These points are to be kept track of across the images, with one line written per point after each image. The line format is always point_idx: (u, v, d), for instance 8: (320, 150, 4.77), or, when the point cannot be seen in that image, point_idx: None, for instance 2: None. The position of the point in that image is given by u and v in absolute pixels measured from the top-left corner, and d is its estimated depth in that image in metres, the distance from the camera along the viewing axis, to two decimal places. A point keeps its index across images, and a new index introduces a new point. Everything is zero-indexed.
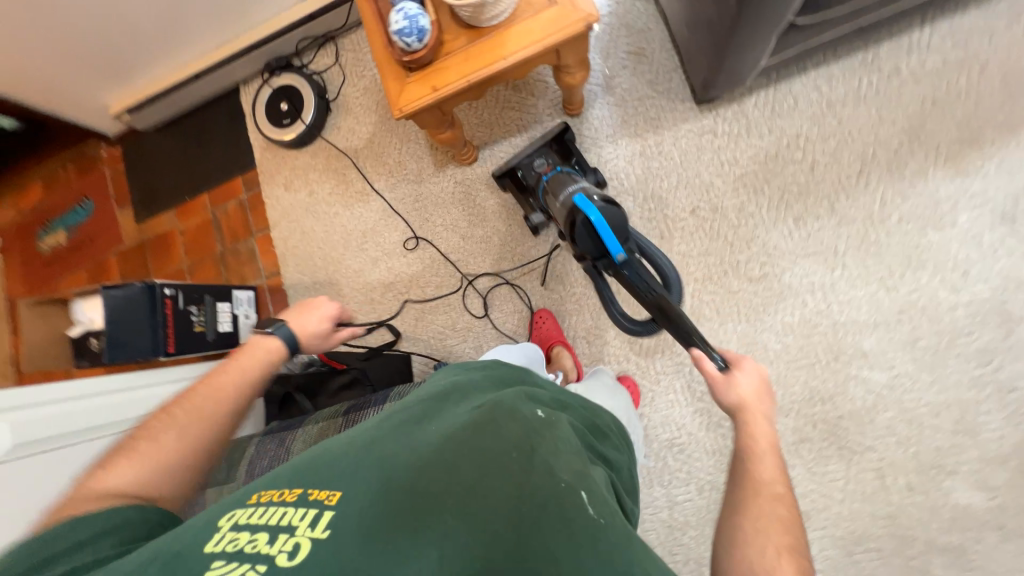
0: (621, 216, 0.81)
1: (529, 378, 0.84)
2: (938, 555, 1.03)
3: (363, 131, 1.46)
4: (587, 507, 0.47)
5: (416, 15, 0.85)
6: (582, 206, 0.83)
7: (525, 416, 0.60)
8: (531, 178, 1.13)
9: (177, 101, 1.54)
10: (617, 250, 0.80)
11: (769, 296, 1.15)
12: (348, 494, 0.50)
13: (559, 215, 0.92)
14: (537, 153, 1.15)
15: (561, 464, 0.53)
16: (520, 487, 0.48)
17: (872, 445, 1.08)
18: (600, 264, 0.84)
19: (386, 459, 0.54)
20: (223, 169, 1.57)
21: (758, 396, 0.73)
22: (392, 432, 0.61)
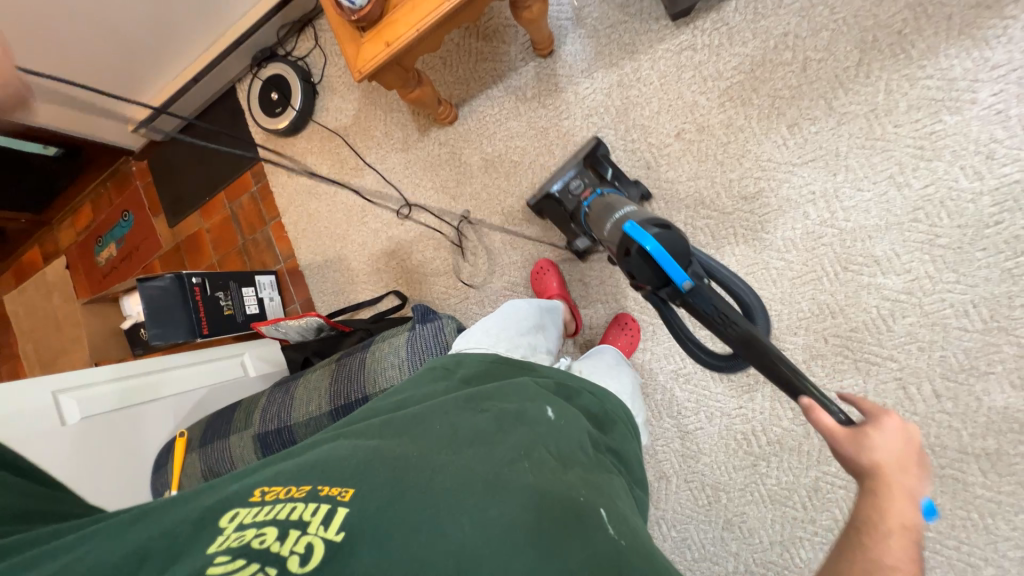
0: (680, 241, 0.76)
1: (532, 370, 0.82)
2: (975, 462, 0.96)
3: (349, 108, 1.50)
4: (608, 529, 0.47)
5: None
6: (635, 235, 0.78)
7: (539, 429, 0.60)
8: (570, 202, 1.10)
9: (183, 108, 1.65)
10: (682, 278, 0.73)
11: (766, 212, 1.08)
12: (360, 486, 0.46)
13: (610, 245, 0.88)
14: (573, 174, 1.10)
15: (579, 481, 0.53)
16: (540, 500, 0.47)
17: (892, 355, 1.01)
18: (665, 294, 0.78)
19: (396, 457, 0.51)
20: (233, 166, 1.67)
21: (906, 465, 0.49)
22: (400, 432, 0.58)
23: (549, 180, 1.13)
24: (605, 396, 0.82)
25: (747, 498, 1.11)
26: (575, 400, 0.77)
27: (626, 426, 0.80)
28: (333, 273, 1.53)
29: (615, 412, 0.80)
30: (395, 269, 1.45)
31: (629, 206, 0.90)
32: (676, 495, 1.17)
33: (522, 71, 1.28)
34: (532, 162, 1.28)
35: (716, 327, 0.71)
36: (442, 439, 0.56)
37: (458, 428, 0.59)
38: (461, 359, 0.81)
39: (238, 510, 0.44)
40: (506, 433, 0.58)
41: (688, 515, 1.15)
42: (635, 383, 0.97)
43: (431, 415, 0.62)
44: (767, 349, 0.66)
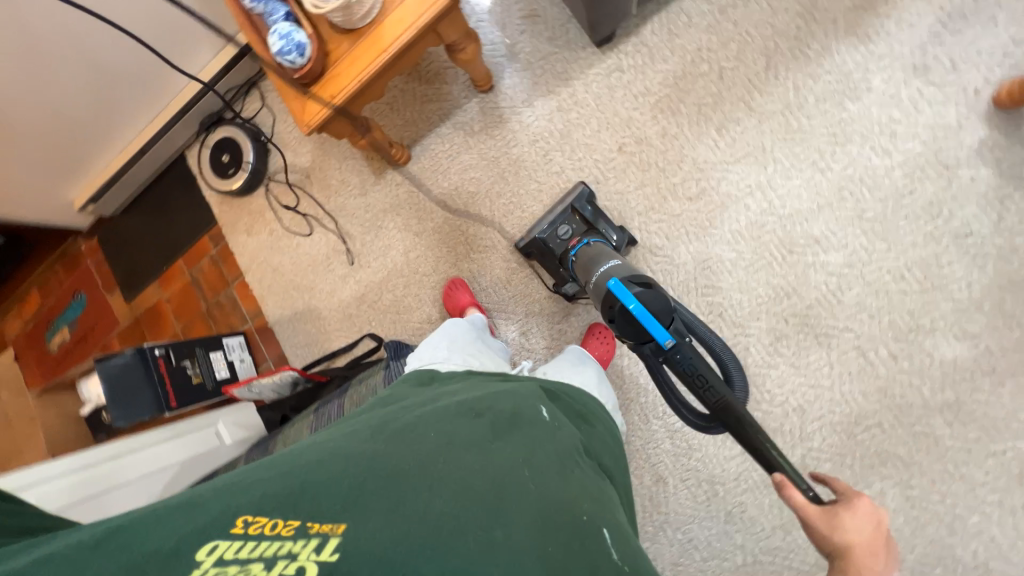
0: (661, 300, 0.83)
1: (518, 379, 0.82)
2: (940, 414, 1.02)
3: (303, 161, 1.52)
4: (612, 553, 0.49)
5: (290, 32, 0.90)
6: (618, 295, 0.85)
7: (537, 438, 0.61)
8: (556, 246, 1.15)
9: (132, 180, 1.62)
10: (665, 337, 0.80)
11: (711, 209, 1.16)
12: (355, 515, 0.45)
13: (596, 299, 0.95)
14: (560, 218, 1.16)
15: (580, 495, 0.55)
16: (544, 520, 0.49)
17: (848, 325, 1.07)
18: (648, 350, 0.84)
19: (390, 474, 0.50)
20: (190, 232, 1.65)
21: (873, 546, 0.61)
22: (391, 442, 0.56)
23: (535, 225, 1.18)
24: (579, 394, 0.86)
25: (743, 486, 1.13)
26: (562, 403, 0.78)
27: (604, 420, 0.84)
28: (305, 325, 1.50)
29: (593, 411, 0.83)
30: (367, 312, 1.44)
31: (613, 259, 0.98)
32: (676, 495, 1.17)
33: (467, 108, 1.34)
34: (489, 191, 1.32)
35: (696, 389, 0.77)
36: (438, 445, 0.56)
37: (453, 435, 0.58)
38: (449, 377, 0.82)
39: (217, 542, 0.42)
40: (504, 443, 0.58)
41: (690, 513, 1.16)
42: (599, 373, 1.00)
43: (422, 423, 0.61)
44: (744, 416, 0.73)
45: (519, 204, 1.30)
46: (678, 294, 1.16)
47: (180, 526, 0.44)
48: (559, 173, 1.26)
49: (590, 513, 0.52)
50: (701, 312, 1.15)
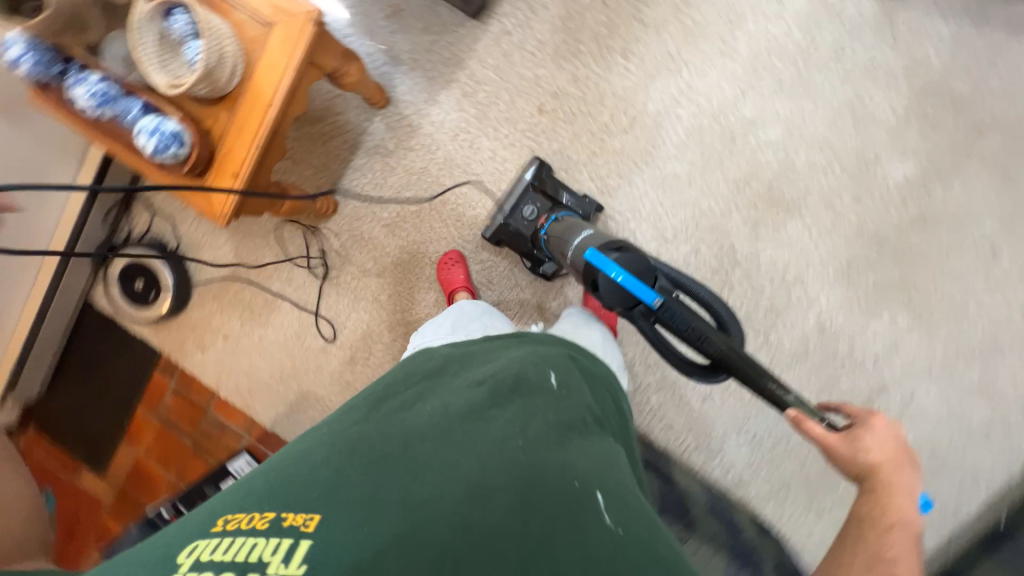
0: (642, 261, 0.82)
1: (538, 340, 0.80)
2: (912, 230, 1.10)
3: (226, 252, 1.38)
4: (604, 519, 0.53)
5: (158, 125, 0.77)
6: (597, 265, 0.83)
7: (539, 407, 0.63)
8: (524, 227, 1.13)
9: (43, 350, 1.41)
10: (652, 297, 0.80)
11: (648, 133, 1.16)
12: (333, 508, 0.48)
13: (573, 270, 0.93)
14: (522, 199, 1.14)
15: (577, 462, 0.58)
16: (532, 494, 0.52)
17: (808, 187, 1.12)
18: (636, 314, 0.83)
19: (380, 460, 0.54)
20: (138, 375, 1.48)
21: (885, 457, 0.76)
22: (389, 425, 0.60)
23: (501, 208, 1.17)
24: (590, 356, 0.84)
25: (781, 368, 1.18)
26: (579, 363, 0.79)
27: (613, 384, 0.82)
28: (306, 413, 1.39)
29: (604, 372, 0.83)
30: (365, 372, 1.35)
31: (587, 229, 0.96)
32: (726, 403, 1.21)
33: (373, 130, 1.26)
34: (432, 202, 1.26)
35: (694, 343, 0.80)
36: (430, 429, 0.58)
37: (451, 410, 0.61)
38: (466, 346, 0.80)
39: (199, 545, 0.47)
40: (503, 414, 0.61)
41: (744, 412, 1.21)
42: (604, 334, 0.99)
43: (423, 402, 0.64)
44: (743, 359, 0.79)
45: (468, 203, 1.25)
46: (652, 224, 1.17)
47: (195, 527, 0.51)
48: (492, 157, 1.22)
49: (581, 479, 0.56)
50: (679, 232, 1.17)
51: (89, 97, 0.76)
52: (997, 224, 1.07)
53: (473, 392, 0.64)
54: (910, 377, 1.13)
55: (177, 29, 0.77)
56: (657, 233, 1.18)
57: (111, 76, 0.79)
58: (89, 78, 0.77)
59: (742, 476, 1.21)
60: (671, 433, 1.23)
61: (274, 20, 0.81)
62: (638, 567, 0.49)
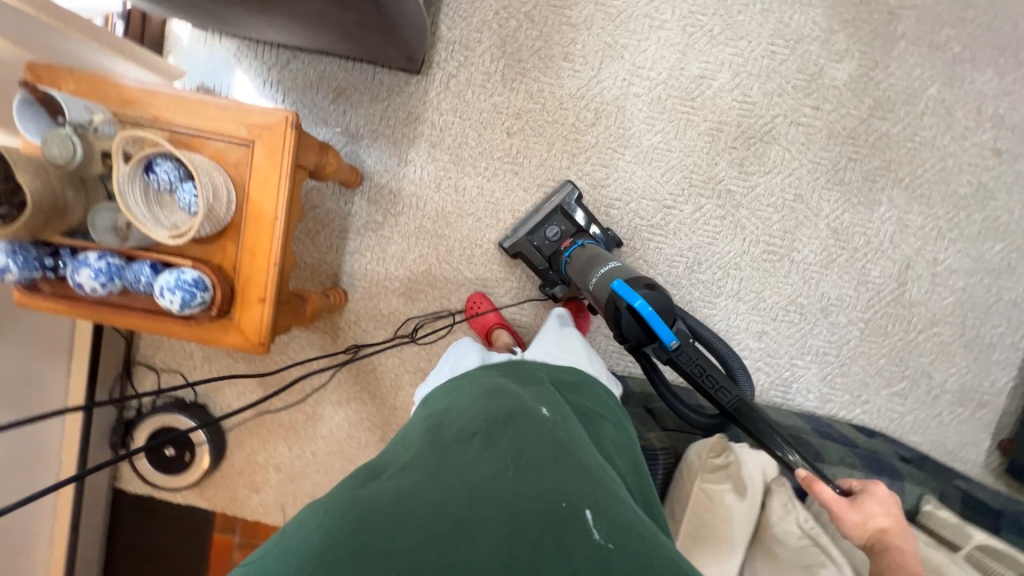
0: (666, 301, 0.83)
1: (538, 372, 0.76)
2: (875, 117, 1.19)
3: (248, 381, 1.31)
4: (592, 535, 0.48)
5: (176, 279, 0.74)
6: (624, 294, 0.83)
7: (527, 433, 0.59)
8: (546, 247, 1.16)
9: (86, 562, 1.26)
10: (670, 338, 0.82)
11: (615, 118, 1.21)
12: (321, 574, 0.43)
13: (596, 296, 0.93)
14: (550, 217, 1.16)
15: (566, 480, 0.53)
16: (515, 525, 0.48)
17: (774, 113, 1.20)
18: (650, 350, 0.85)
19: (368, 514, 0.48)
20: (197, 545, 1.35)
21: (892, 517, 0.74)
22: (380, 479, 0.54)
23: (525, 223, 1.17)
24: (588, 383, 0.79)
25: (816, 282, 1.23)
26: (569, 392, 0.75)
27: (614, 405, 0.79)
28: None
29: (600, 399, 0.76)
30: None
31: (610, 261, 0.97)
32: (782, 333, 1.24)
33: (357, 209, 1.25)
34: (439, 255, 1.25)
35: (707, 388, 0.81)
36: (422, 469, 0.54)
37: (443, 458, 0.56)
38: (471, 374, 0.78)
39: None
40: (493, 448, 0.57)
41: (801, 334, 1.24)
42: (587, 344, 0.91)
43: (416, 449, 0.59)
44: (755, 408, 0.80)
45: (473, 243, 1.25)
46: (650, 198, 1.23)
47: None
48: (481, 193, 1.24)
49: (570, 498, 0.51)
50: (677, 195, 1.23)
51: (94, 278, 0.73)
52: (940, 86, 1.17)
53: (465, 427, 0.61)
54: (928, 244, 1.20)
55: (162, 180, 0.74)
56: (657, 205, 1.23)
57: (108, 249, 0.75)
58: (87, 259, 0.74)
59: (821, 393, 1.24)
60: None
61: (252, 137, 0.80)
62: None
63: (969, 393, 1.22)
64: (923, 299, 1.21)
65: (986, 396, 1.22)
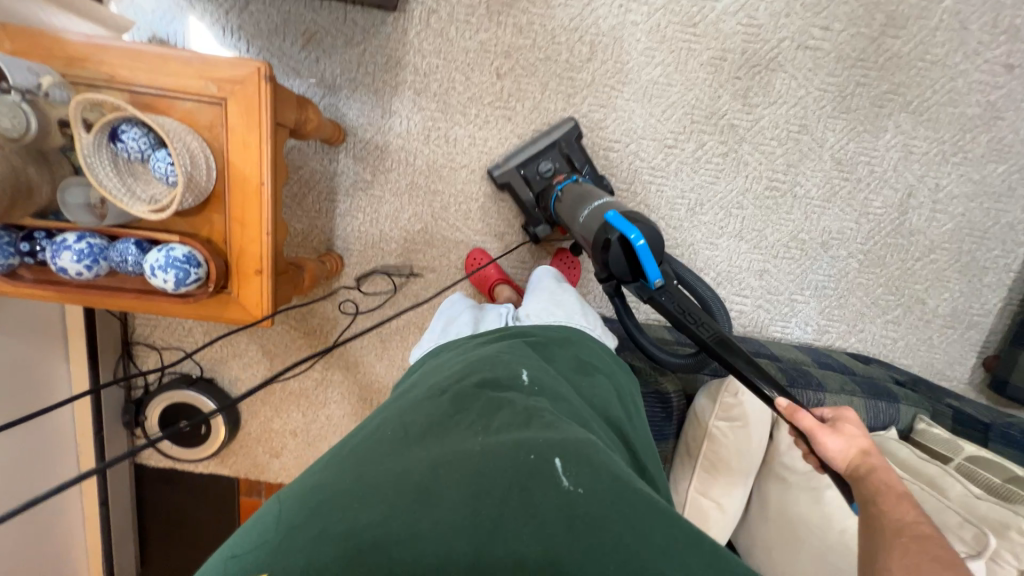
0: (658, 240, 0.81)
1: (520, 335, 0.71)
2: (886, 36, 1.12)
3: (252, 352, 1.30)
4: (561, 482, 0.43)
5: (167, 257, 0.70)
6: (618, 226, 0.80)
7: (496, 394, 0.54)
8: (537, 180, 1.12)
9: (121, 532, 1.30)
10: (656, 276, 0.80)
11: (612, 52, 1.13)
12: (277, 561, 0.38)
13: (586, 231, 0.90)
14: (545, 151, 1.11)
15: (535, 432, 0.48)
16: (481, 484, 0.42)
17: (781, 37, 1.12)
18: (632, 288, 0.83)
19: (325, 494, 0.43)
20: (226, 507, 1.40)
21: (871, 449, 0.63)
22: (343, 455, 0.49)
23: (519, 154, 1.12)
24: (578, 338, 0.72)
25: (818, 217, 1.21)
26: (550, 347, 0.69)
27: (605, 356, 0.72)
28: None
29: (590, 354, 0.71)
30: None
31: (603, 197, 0.94)
32: (782, 270, 1.24)
33: (343, 168, 1.18)
34: (434, 211, 1.21)
35: (688, 326, 0.79)
36: (387, 441, 0.49)
37: (409, 426, 0.51)
38: (456, 343, 0.74)
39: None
40: (461, 413, 0.53)
41: (801, 270, 1.24)
42: (581, 297, 0.82)
43: (382, 421, 0.54)
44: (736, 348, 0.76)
45: (468, 197, 1.20)
46: (651, 138, 1.18)
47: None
48: (474, 143, 1.17)
49: (539, 448, 0.45)
50: (678, 134, 1.17)
51: (77, 261, 0.69)
52: None
53: (434, 393, 0.56)
54: (931, 169, 1.18)
55: (132, 148, 0.68)
56: (658, 144, 1.18)
57: (87, 229, 0.71)
58: (66, 242, 0.69)
59: (820, 325, 1.27)
60: (743, 318, 1.27)
61: (224, 95, 0.72)
62: (601, 527, 0.40)
63: (959, 315, 1.26)
64: (922, 227, 1.21)
65: (975, 317, 1.26)
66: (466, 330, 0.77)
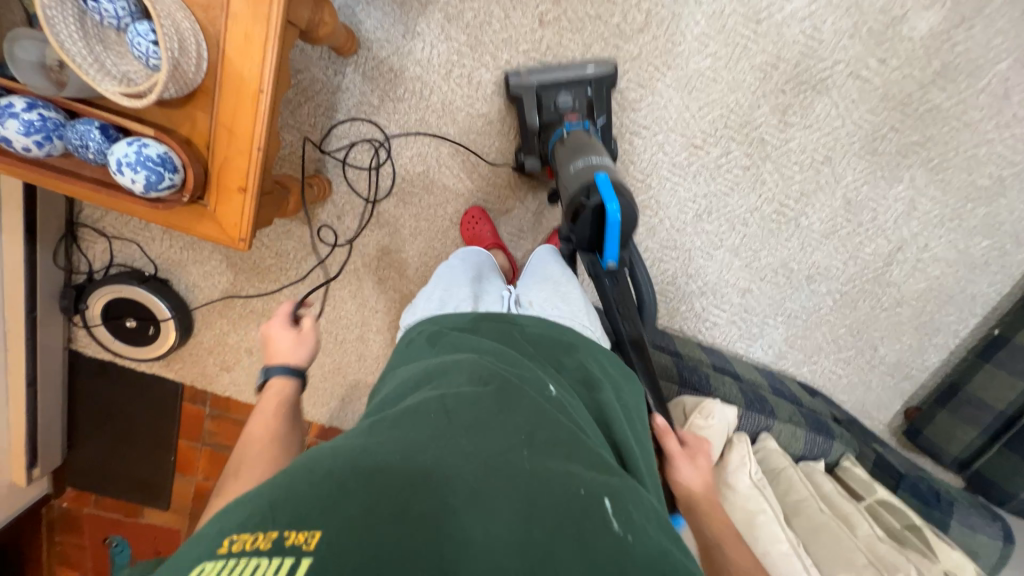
0: (632, 219, 0.80)
1: (531, 333, 0.69)
2: (934, 85, 1.10)
3: (216, 260, 1.21)
4: (611, 525, 0.42)
5: (138, 152, 0.61)
6: (602, 191, 0.77)
7: (542, 408, 0.53)
8: (550, 110, 1.03)
9: (49, 412, 1.23)
10: (613, 258, 0.82)
11: (666, 30, 1.06)
12: (332, 522, 0.37)
13: (569, 180, 0.84)
14: (566, 85, 1.02)
15: (582, 465, 0.47)
16: (534, 501, 0.42)
17: (834, 60, 1.09)
18: (589, 257, 0.85)
19: (375, 470, 0.42)
20: (164, 411, 1.33)
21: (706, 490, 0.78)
22: (389, 429, 0.49)
23: (544, 73, 1.03)
24: (578, 343, 0.71)
25: (812, 250, 1.23)
26: (573, 361, 0.68)
27: (617, 372, 0.72)
28: (361, 403, 1.32)
29: (601, 373, 0.69)
30: None
31: (602, 156, 0.87)
32: (765, 293, 1.27)
33: (348, 84, 1.07)
34: (439, 154, 1.12)
35: (615, 315, 0.88)
36: (438, 425, 0.49)
37: (455, 414, 0.50)
38: (453, 319, 0.71)
39: (199, 567, 0.35)
40: (506, 415, 0.50)
41: (782, 296, 1.27)
42: (586, 300, 0.81)
43: (425, 400, 0.53)
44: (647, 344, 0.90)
45: (477, 149, 1.12)
46: (680, 132, 1.13)
47: (186, 555, 0.39)
48: (497, 91, 1.08)
49: (589, 485, 0.45)
50: (708, 135, 1.13)
51: (25, 133, 0.60)
52: (1012, 63, 1.08)
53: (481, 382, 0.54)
54: (926, 229, 1.21)
55: (107, 12, 0.58)
56: (686, 141, 1.13)
57: (39, 96, 0.62)
58: (12, 109, 0.60)
59: (782, 351, 1.32)
60: (716, 330, 1.29)
61: None
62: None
63: (902, 367, 1.33)
64: (900, 281, 1.26)
65: (914, 371, 1.33)
66: (466, 306, 0.75)
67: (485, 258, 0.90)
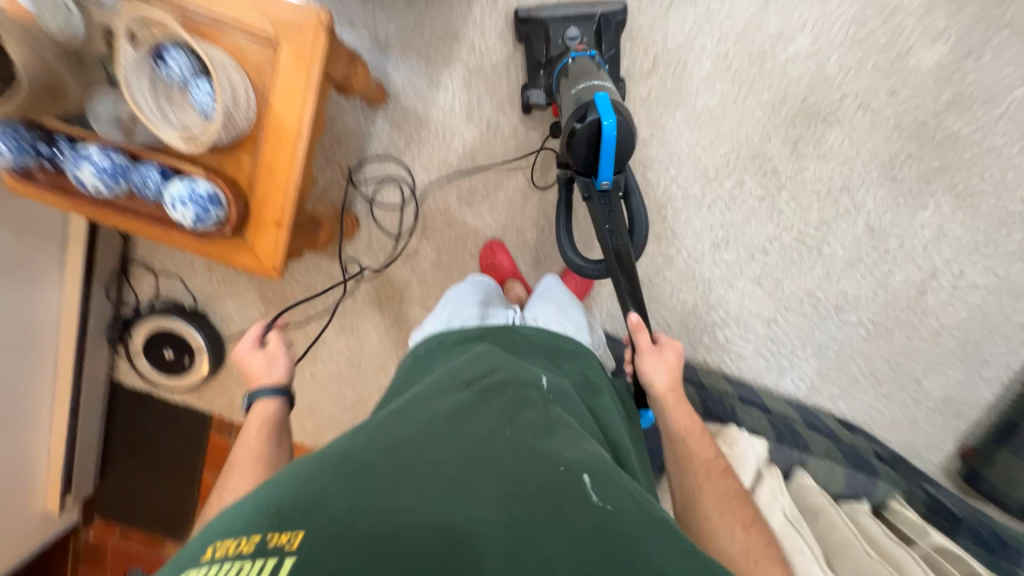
0: (628, 137, 0.79)
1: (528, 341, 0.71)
2: (949, 113, 1.11)
3: (250, 293, 1.28)
4: (590, 497, 0.43)
5: (189, 190, 0.68)
6: (601, 107, 0.77)
7: (521, 400, 0.54)
8: (557, 44, 1.05)
9: (86, 440, 1.28)
10: (606, 176, 0.80)
11: (674, 72, 1.12)
12: (316, 520, 0.39)
13: (570, 105, 0.86)
14: (575, 18, 1.04)
15: (561, 445, 0.48)
16: (513, 486, 0.43)
17: (842, 93, 1.12)
18: (583, 178, 0.83)
19: (357, 468, 0.44)
20: (192, 441, 1.36)
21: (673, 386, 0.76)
22: (372, 430, 0.50)
23: (554, 8, 1.05)
24: (583, 358, 0.72)
25: (837, 278, 1.20)
26: (563, 368, 0.69)
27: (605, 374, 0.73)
28: None
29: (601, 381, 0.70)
30: None
31: (602, 80, 0.88)
32: (791, 323, 1.23)
33: (378, 130, 1.16)
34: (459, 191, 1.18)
35: (603, 236, 0.83)
36: (419, 423, 0.50)
37: (437, 413, 0.51)
38: (461, 333, 0.73)
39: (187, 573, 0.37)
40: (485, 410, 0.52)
41: (810, 325, 1.23)
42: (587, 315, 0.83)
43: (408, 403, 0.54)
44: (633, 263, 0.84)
45: (496, 185, 1.17)
46: (693, 165, 1.16)
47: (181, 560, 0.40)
48: (514, 132, 1.15)
49: (568, 462, 0.45)
50: (721, 167, 1.16)
51: (97, 175, 0.68)
52: None
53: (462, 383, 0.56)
54: (959, 256, 1.17)
55: (174, 72, 0.66)
56: (699, 174, 1.16)
57: (111, 144, 0.70)
58: (88, 154, 0.68)
59: (814, 384, 1.26)
60: (742, 362, 1.25)
61: (279, 37, 0.70)
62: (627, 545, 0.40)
63: (951, 403, 1.24)
64: (937, 310, 1.20)
65: (965, 407, 1.23)
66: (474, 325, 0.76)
67: (492, 285, 0.92)
